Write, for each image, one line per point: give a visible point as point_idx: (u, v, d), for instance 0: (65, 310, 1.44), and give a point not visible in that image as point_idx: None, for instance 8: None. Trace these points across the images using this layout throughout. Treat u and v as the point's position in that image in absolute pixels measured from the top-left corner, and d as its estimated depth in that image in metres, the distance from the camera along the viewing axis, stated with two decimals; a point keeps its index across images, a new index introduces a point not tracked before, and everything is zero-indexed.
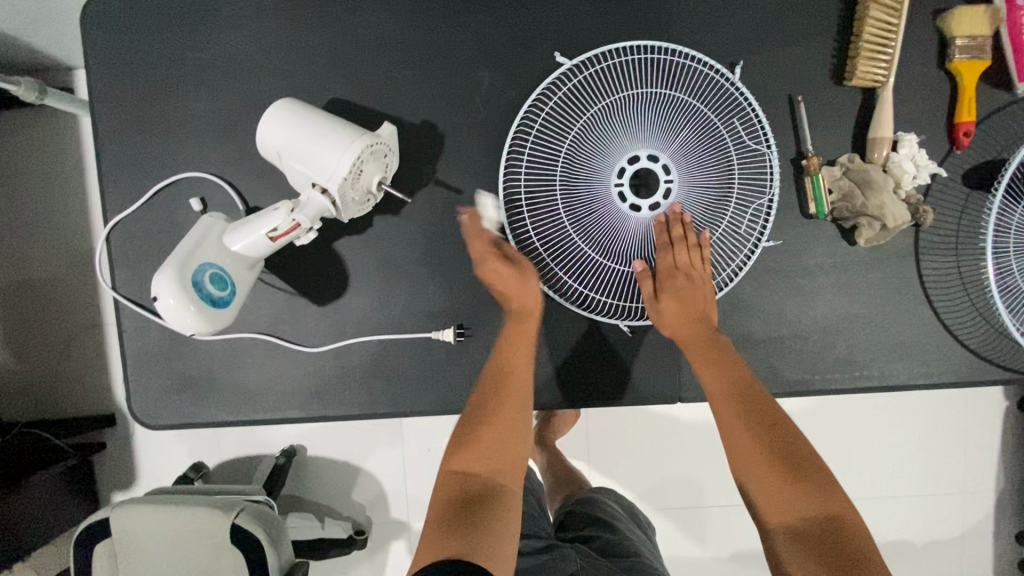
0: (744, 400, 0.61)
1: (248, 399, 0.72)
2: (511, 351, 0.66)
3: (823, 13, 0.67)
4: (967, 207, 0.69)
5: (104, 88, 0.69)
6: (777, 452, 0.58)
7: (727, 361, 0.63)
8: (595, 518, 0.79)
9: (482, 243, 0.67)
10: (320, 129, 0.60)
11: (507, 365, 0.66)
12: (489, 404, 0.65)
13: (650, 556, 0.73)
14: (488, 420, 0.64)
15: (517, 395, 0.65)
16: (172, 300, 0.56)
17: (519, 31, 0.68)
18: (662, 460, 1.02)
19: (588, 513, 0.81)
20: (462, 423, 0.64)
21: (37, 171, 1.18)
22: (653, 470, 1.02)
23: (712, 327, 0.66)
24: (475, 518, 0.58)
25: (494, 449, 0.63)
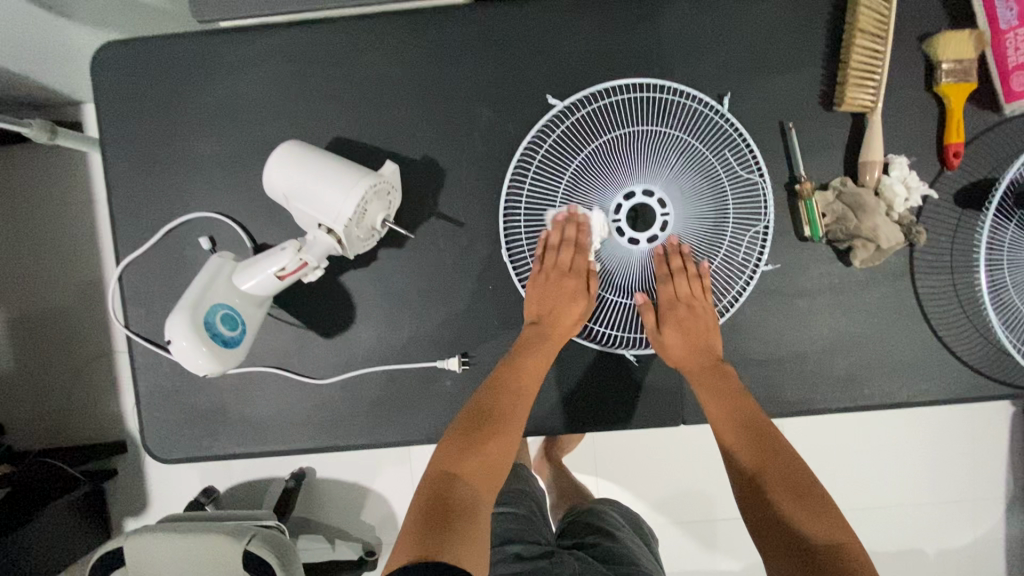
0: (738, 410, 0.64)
1: (258, 431, 0.73)
2: (519, 360, 0.67)
3: (811, 42, 0.69)
4: (959, 225, 0.70)
5: (116, 133, 0.71)
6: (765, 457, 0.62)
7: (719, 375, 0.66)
8: (596, 528, 0.79)
9: (555, 253, 0.68)
10: (324, 172, 0.61)
11: (516, 373, 0.66)
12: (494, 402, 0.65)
13: (648, 564, 0.74)
14: (486, 429, 0.64)
15: (517, 410, 0.65)
16: (185, 342, 0.58)
17: (515, 67, 0.70)
18: (667, 475, 1.03)
19: (589, 521, 0.81)
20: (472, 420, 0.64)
21: (53, 204, 1.23)
22: (662, 484, 1.03)
23: (717, 357, 0.67)
24: (452, 524, 0.57)
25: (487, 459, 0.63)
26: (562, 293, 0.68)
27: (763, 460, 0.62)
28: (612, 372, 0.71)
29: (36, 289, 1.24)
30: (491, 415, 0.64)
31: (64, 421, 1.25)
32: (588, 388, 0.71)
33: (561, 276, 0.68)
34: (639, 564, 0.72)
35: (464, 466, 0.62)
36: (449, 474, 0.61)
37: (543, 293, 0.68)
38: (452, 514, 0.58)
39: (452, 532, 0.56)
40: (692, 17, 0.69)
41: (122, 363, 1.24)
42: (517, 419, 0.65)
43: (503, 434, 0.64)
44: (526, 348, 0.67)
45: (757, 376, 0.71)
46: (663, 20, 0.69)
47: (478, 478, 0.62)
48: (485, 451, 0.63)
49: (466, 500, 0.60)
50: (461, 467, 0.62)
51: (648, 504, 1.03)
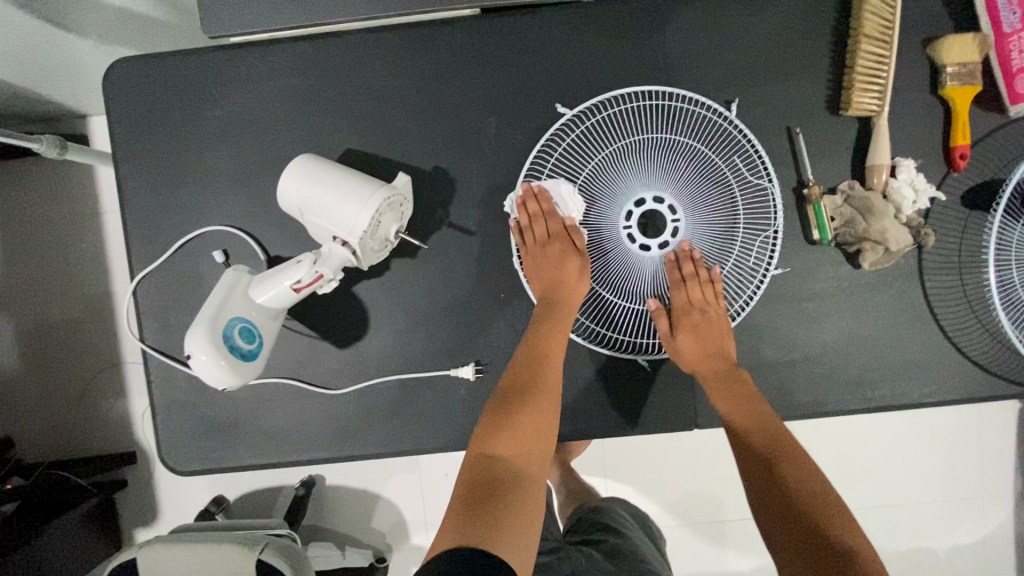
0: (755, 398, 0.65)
1: (273, 442, 0.74)
2: (544, 341, 0.66)
3: (817, 48, 0.69)
4: (967, 226, 0.70)
5: (128, 149, 0.72)
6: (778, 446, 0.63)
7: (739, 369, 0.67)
8: (605, 525, 0.80)
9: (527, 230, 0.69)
10: (339, 185, 0.62)
11: (544, 355, 0.66)
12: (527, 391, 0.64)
13: (656, 563, 0.75)
14: (518, 410, 0.64)
15: (547, 388, 0.65)
16: (205, 356, 0.58)
17: (523, 78, 0.70)
18: (677, 477, 1.04)
19: (598, 518, 0.82)
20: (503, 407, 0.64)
21: (61, 217, 1.23)
22: (673, 486, 1.04)
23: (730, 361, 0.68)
24: (494, 505, 0.58)
25: (522, 440, 0.63)
26: (554, 260, 0.69)
27: (785, 445, 0.64)
28: (625, 378, 0.71)
29: (45, 303, 1.24)
30: (522, 394, 0.64)
31: (74, 433, 1.25)
32: (602, 394, 0.71)
33: (546, 247, 0.69)
34: (647, 561, 0.73)
35: (501, 447, 0.62)
36: (486, 455, 0.62)
37: (537, 268, 0.69)
38: (492, 495, 0.59)
39: (495, 513, 0.57)
40: (699, 24, 0.69)
41: (132, 374, 1.24)
42: (549, 398, 0.65)
43: (534, 414, 0.64)
44: (551, 329, 0.67)
45: (769, 379, 0.71)
46: (670, 27, 0.69)
47: (516, 457, 0.62)
48: (519, 433, 0.63)
49: (506, 479, 0.61)
50: (496, 448, 0.62)
51: (658, 506, 1.04)
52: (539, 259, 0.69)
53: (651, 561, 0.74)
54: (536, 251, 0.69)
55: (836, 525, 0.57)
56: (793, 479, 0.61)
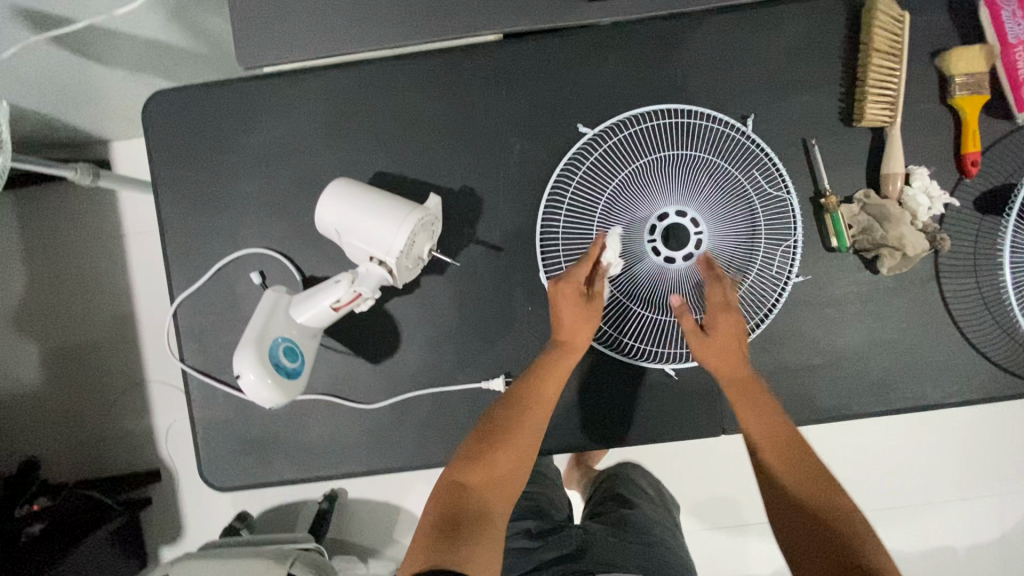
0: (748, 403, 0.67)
1: (310, 457, 0.76)
2: (533, 377, 0.69)
3: (829, 62, 0.72)
4: (981, 230, 0.72)
5: (166, 176, 0.74)
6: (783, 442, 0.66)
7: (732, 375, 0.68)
8: (618, 498, 0.87)
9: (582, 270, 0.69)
10: (374, 208, 0.65)
11: (527, 390, 0.68)
12: (510, 425, 0.67)
13: (667, 540, 0.79)
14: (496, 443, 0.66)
15: (529, 423, 0.67)
16: (252, 375, 0.61)
17: (546, 99, 0.73)
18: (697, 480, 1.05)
19: (613, 497, 0.87)
20: (485, 437, 0.66)
21: (88, 241, 1.26)
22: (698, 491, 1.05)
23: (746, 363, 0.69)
24: (464, 530, 0.60)
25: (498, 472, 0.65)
26: (575, 310, 0.69)
27: (774, 450, 0.66)
28: (652, 386, 0.74)
29: (71, 325, 1.27)
30: (501, 427, 0.67)
31: (100, 452, 1.27)
32: (630, 400, 0.74)
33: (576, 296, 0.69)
34: (657, 538, 0.78)
35: (475, 477, 0.64)
36: (460, 483, 0.64)
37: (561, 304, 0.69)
38: (466, 521, 0.61)
39: (468, 538, 0.59)
40: (713, 43, 0.72)
41: (157, 393, 1.27)
42: (529, 433, 0.67)
43: (513, 448, 0.66)
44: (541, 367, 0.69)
45: (792, 383, 0.73)
46: (686, 47, 0.72)
47: (493, 487, 0.65)
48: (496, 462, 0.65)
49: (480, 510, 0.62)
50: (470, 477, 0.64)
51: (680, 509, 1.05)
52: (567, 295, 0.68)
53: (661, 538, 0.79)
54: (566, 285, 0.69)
55: (826, 515, 0.60)
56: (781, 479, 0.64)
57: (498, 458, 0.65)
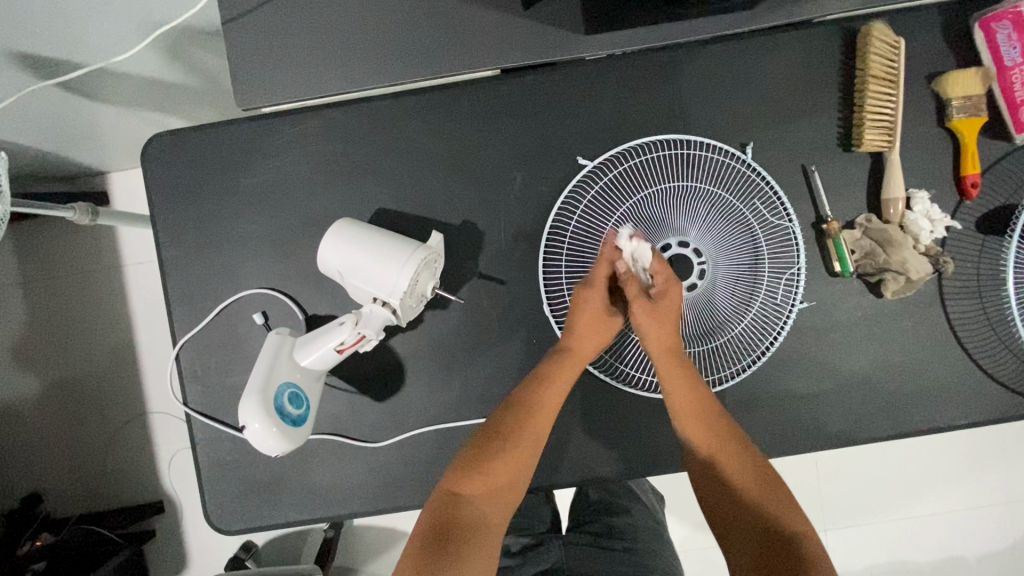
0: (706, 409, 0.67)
1: (317, 498, 0.75)
2: (533, 386, 0.68)
3: (827, 89, 0.72)
4: (984, 251, 0.72)
5: (167, 219, 0.74)
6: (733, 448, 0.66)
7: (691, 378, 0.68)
8: (598, 507, 0.90)
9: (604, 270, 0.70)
10: (377, 248, 0.65)
11: (528, 401, 0.67)
12: (506, 434, 0.66)
13: (641, 538, 0.84)
14: (492, 454, 0.65)
15: (529, 432, 0.67)
16: (257, 424, 0.61)
17: (545, 132, 0.73)
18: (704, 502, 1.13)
19: (590, 502, 0.92)
20: (480, 448, 0.65)
21: (87, 274, 1.26)
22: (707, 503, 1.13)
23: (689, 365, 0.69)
24: (451, 543, 0.60)
25: (493, 483, 0.65)
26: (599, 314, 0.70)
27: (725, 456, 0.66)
28: (661, 417, 0.73)
29: (70, 359, 1.26)
30: (500, 437, 0.66)
31: (103, 487, 1.26)
32: (637, 431, 0.73)
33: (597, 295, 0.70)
34: (628, 540, 0.84)
35: (469, 489, 0.64)
36: (453, 496, 0.63)
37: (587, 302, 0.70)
38: (454, 534, 0.60)
39: (455, 554, 0.59)
40: (711, 72, 0.72)
41: (159, 423, 1.26)
42: (529, 443, 0.67)
43: (509, 460, 0.66)
44: (545, 375, 0.68)
45: (800, 409, 0.73)
46: (683, 76, 0.72)
47: (486, 498, 0.64)
48: (489, 473, 0.64)
49: (473, 522, 0.62)
50: (466, 490, 0.64)
51: (686, 529, 1.13)
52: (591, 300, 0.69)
53: (634, 539, 0.84)
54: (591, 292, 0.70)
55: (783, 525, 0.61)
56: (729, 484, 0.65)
57: (493, 469, 0.65)
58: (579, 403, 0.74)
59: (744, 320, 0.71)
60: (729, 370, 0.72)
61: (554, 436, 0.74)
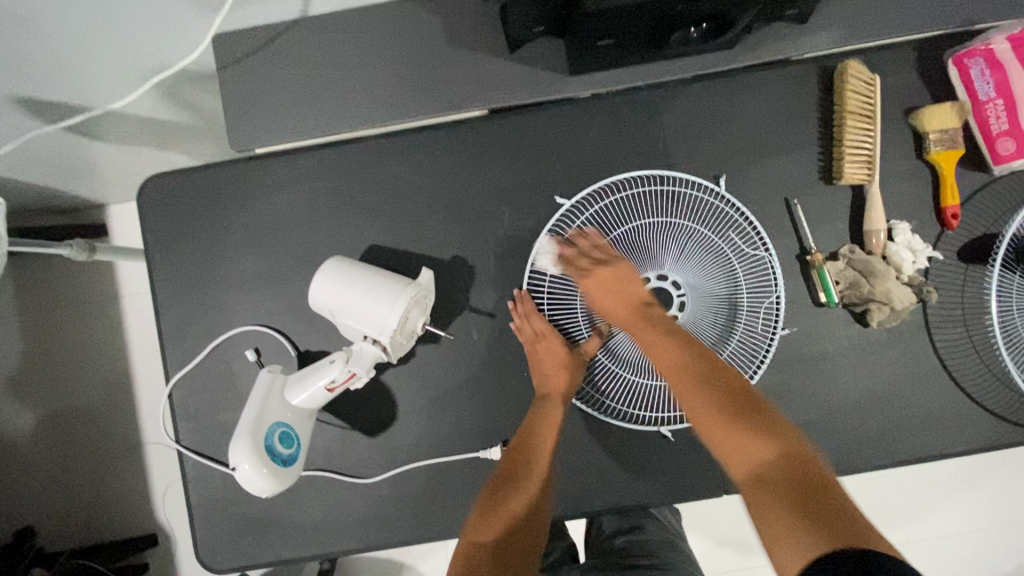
0: (695, 371, 0.63)
1: (309, 535, 0.74)
2: (527, 424, 0.70)
3: (805, 124, 0.74)
4: (967, 279, 0.73)
5: (162, 257, 0.75)
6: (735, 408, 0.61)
7: (674, 343, 0.66)
8: (614, 528, 0.86)
9: (535, 320, 0.72)
10: (366, 287, 0.66)
11: (527, 437, 0.69)
12: (516, 475, 0.67)
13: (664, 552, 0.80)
14: (505, 496, 0.66)
15: (536, 471, 0.67)
16: (248, 464, 0.61)
17: (532, 168, 0.75)
18: (718, 522, 1.12)
19: (604, 530, 0.88)
20: (492, 493, 0.66)
21: (83, 306, 1.26)
22: (718, 523, 1.12)
23: (667, 330, 0.67)
24: None
25: (515, 526, 0.64)
26: (554, 358, 0.71)
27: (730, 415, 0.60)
28: (651, 449, 0.73)
29: (66, 391, 1.26)
30: (507, 478, 0.67)
31: (96, 519, 1.25)
32: (625, 464, 0.74)
33: (538, 345, 0.72)
34: (647, 558, 0.79)
35: (490, 533, 0.63)
36: (475, 544, 0.62)
37: (535, 356, 0.72)
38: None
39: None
40: (693, 109, 0.74)
41: (152, 455, 1.25)
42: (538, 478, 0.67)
43: (523, 500, 0.66)
44: (536, 417, 0.70)
45: None
46: (666, 113, 0.74)
47: (510, 544, 0.62)
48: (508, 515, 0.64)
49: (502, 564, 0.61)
50: (488, 536, 0.63)
51: (705, 544, 1.12)
52: (541, 350, 0.72)
53: (655, 559, 0.79)
54: (539, 344, 0.72)
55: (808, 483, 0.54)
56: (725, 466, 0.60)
57: (510, 511, 0.65)
58: (569, 436, 0.74)
59: (725, 352, 0.72)
60: None
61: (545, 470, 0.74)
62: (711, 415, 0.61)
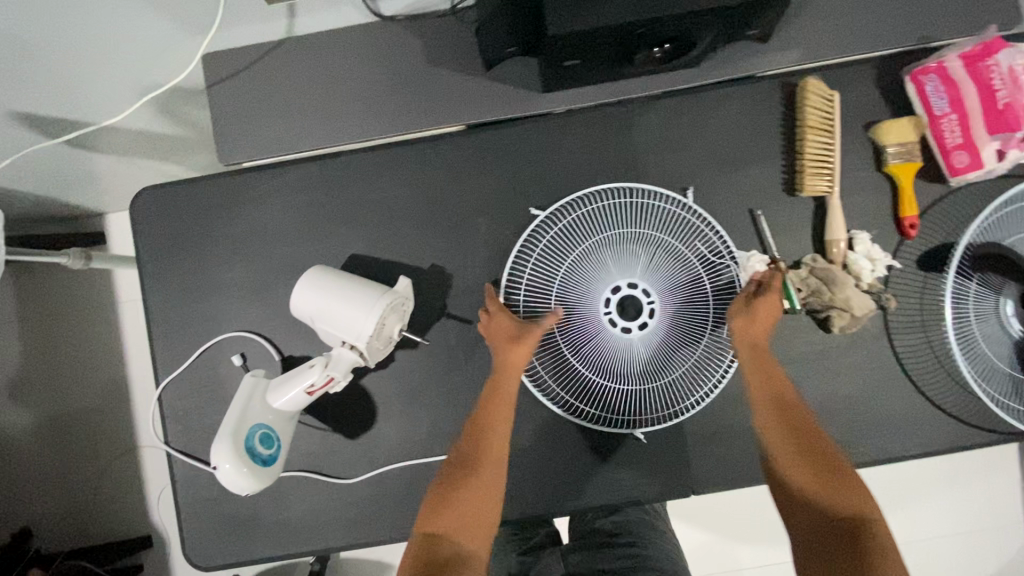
0: (784, 402, 0.66)
1: (292, 534, 0.77)
2: (481, 413, 0.69)
3: (770, 138, 0.77)
4: (926, 286, 0.76)
5: (153, 266, 0.79)
6: (808, 441, 0.63)
7: (773, 372, 0.68)
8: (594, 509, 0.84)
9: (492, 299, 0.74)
10: (344, 294, 0.69)
11: (482, 425, 0.68)
12: (469, 457, 0.66)
13: (645, 533, 0.78)
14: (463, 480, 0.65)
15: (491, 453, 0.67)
16: (228, 465, 0.64)
17: (507, 180, 0.78)
18: (700, 525, 1.14)
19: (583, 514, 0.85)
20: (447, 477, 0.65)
21: (81, 311, 1.30)
22: (700, 525, 1.14)
23: (766, 358, 0.69)
24: None
25: (473, 512, 0.62)
26: (505, 332, 0.72)
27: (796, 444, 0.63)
28: (621, 449, 0.76)
29: (65, 395, 1.29)
30: (463, 467, 0.66)
31: (92, 520, 1.28)
32: (597, 464, 0.76)
33: (493, 323, 0.73)
34: (628, 537, 0.77)
35: (442, 524, 0.61)
36: (427, 535, 0.61)
37: (490, 333, 0.73)
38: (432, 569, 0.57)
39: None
40: (662, 122, 0.77)
41: (147, 458, 1.28)
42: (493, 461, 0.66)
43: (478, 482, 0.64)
44: (489, 394, 0.70)
45: (755, 443, 0.76)
46: (636, 127, 0.77)
47: (462, 533, 0.61)
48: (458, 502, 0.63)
49: (448, 556, 0.59)
50: (438, 526, 0.61)
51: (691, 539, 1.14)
52: (492, 325, 0.73)
53: (633, 536, 0.77)
54: (492, 319, 0.73)
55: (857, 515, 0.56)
56: (797, 486, 0.60)
57: (463, 497, 0.63)
58: (543, 437, 0.77)
59: (694, 356, 0.75)
60: (689, 402, 0.75)
61: (520, 471, 0.77)
62: (788, 446, 0.63)
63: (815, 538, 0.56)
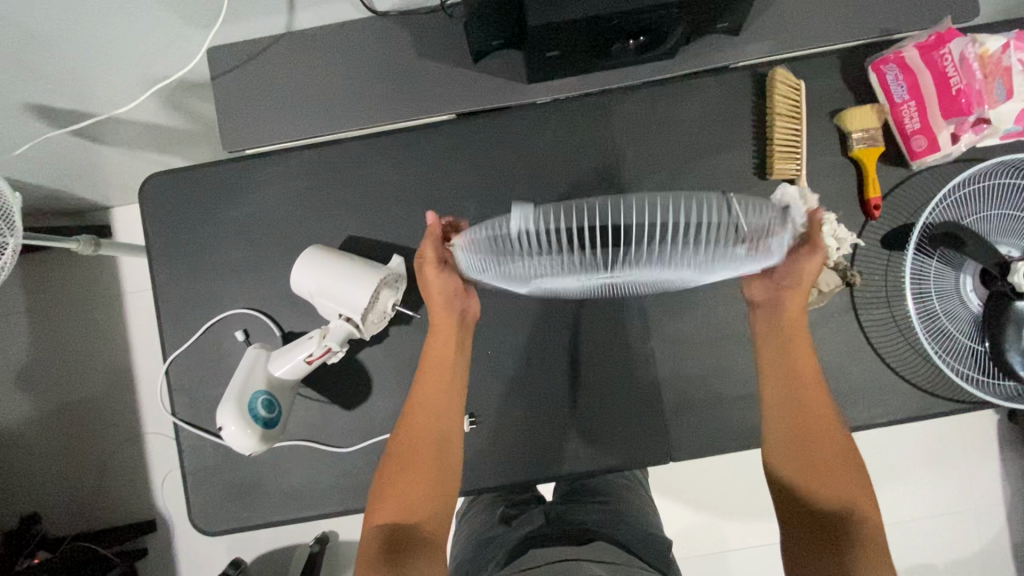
0: (796, 383, 0.69)
1: (293, 500, 0.82)
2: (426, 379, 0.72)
3: (742, 125, 0.82)
4: (890, 264, 0.81)
5: (161, 247, 0.83)
6: (810, 425, 0.67)
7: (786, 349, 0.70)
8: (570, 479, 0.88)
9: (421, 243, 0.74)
10: (341, 270, 0.74)
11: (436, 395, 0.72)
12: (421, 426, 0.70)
13: (622, 498, 0.83)
14: (420, 448, 0.69)
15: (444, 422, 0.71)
16: (233, 426, 0.70)
17: (495, 166, 0.83)
18: (686, 504, 1.18)
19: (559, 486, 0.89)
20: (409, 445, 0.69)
21: (88, 300, 1.34)
22: (686, 504, 1.18)
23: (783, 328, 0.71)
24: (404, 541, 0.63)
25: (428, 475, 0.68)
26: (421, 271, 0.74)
27: (799, 425, 0.67)
28: (602, 418, 0.81)
29: (72, 382, 1.34)
30: (423, 436, 0.70)
31: (98, 504, 1.32)
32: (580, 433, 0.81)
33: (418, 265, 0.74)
34: (604, 498, 0.82)
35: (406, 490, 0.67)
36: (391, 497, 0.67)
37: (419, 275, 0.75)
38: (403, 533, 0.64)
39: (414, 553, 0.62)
40: (639, 111, 0.82)
41: (152, 445, 1.32)
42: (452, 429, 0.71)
43: (435, 448, 0.69)
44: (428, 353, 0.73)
45: (729, 412, 0.80)
46: (615, 115, 0.82)
47: (420, 494, 0.67)
48: (418, 467, 0.68)
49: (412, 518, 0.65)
50: (400, 488, 0.67)
51: (677, 518, 1.18)
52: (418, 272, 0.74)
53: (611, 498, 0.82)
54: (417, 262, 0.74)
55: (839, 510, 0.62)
56: (806, 481, 0.64)
57: (424, 464, 0.68)
58: (530, 409, 0.82)
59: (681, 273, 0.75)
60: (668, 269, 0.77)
61: (507, 441, 0.82)
62: (790, 429, 0.67)
63: (794, 522, 0.63)
